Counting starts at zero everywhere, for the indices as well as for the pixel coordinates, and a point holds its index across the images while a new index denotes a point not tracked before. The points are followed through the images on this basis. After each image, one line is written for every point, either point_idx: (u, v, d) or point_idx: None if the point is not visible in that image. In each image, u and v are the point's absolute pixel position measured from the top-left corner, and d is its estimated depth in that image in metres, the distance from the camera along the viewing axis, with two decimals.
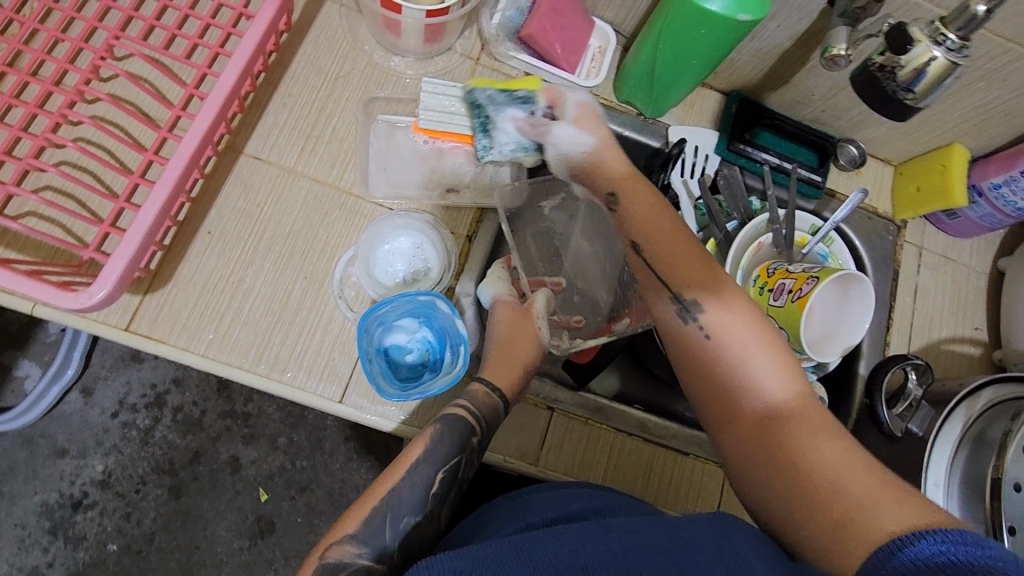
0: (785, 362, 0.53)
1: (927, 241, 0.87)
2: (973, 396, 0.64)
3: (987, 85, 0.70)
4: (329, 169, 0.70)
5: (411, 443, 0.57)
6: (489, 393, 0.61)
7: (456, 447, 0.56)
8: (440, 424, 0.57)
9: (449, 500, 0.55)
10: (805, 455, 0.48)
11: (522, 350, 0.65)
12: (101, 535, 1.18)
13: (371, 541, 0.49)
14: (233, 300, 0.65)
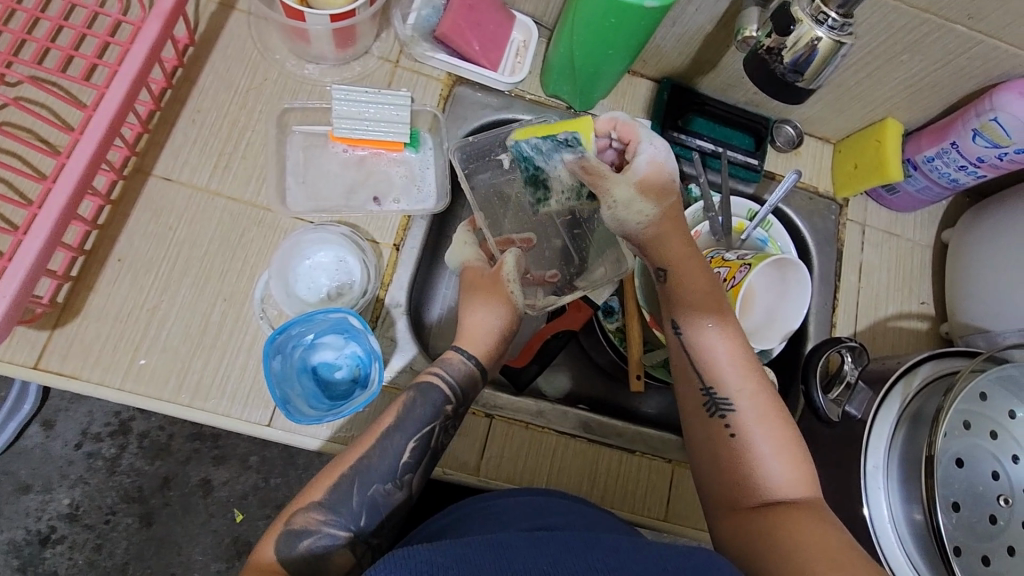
0: (788, 445, 0.56)
1: (870, 218, 0.86)
2: (909, 374, 0.64)
3: (910, 57, 0.68)
4: (244, 185, 0.67)
5: (385, 412, 0.58)
6: (465, 360, 0.61)
7: (429, 415, 0.58)
8: (414, 392, 0.58)
9: (422, 468, 0.57)
10: (793, 528, 0.49)
11: (493, 316, 0.64)
12: (72, 570, 1.15)
13: (340, 509, 0.53)
14: (148, 328, 0.62)
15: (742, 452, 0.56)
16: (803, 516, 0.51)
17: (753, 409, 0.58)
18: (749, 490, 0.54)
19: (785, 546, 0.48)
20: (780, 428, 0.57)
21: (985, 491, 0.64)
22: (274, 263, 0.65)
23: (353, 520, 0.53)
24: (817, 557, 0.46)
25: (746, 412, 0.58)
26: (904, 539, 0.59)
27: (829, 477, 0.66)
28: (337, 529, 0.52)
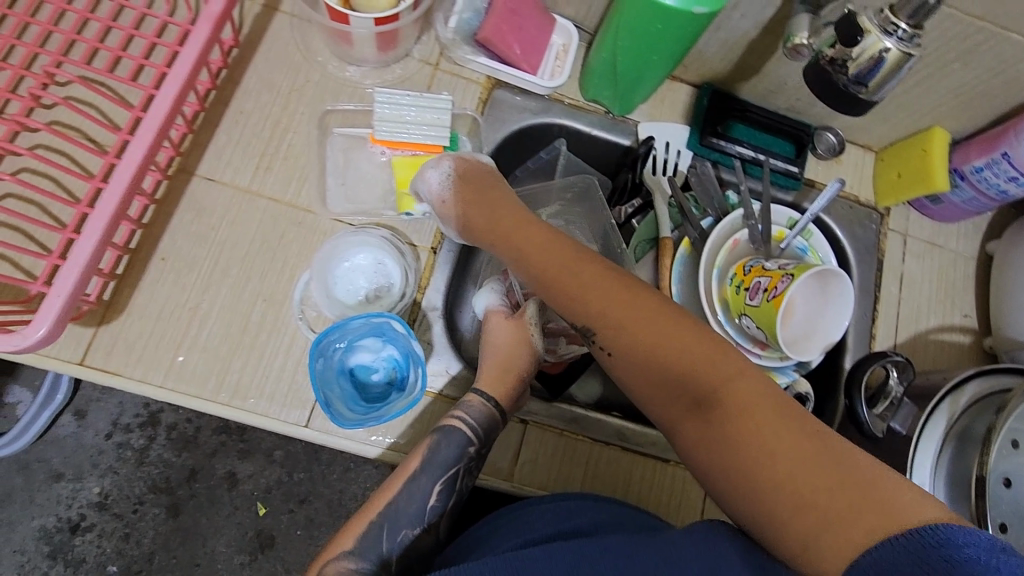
0: (699, 339, 0.51)
1: (912, 228, 0.84)
2: (957, 391, 0.62)
3: (963, 66, 0.66)
4: (285, 186, 0.68)
5: (411, 454, 0.60)
6: (485, 402, 0.62)
7: (454, 457, 0.59)
8: (436, 435, 0.60)
9: (449, 509, 0.59)
10: (751, 443, 0.46)
11: (518, 360, 0.66)
12: (101, 557, 1.17)
13: (369, 554, 0.55)
14: (190, 327, 0.63)
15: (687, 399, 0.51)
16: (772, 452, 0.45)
17: (627, 326, 0.53)
18: (687, 393, 0.50)
19: (756, 465, 0.45)
20: (644, 334, 0.52)
21: None
22: (314, 266, 0.65)
23: (382, 563, 0.55)
24: (791, 484, 0.43)
25: (665, 364, 0.51)
26: None
27: None
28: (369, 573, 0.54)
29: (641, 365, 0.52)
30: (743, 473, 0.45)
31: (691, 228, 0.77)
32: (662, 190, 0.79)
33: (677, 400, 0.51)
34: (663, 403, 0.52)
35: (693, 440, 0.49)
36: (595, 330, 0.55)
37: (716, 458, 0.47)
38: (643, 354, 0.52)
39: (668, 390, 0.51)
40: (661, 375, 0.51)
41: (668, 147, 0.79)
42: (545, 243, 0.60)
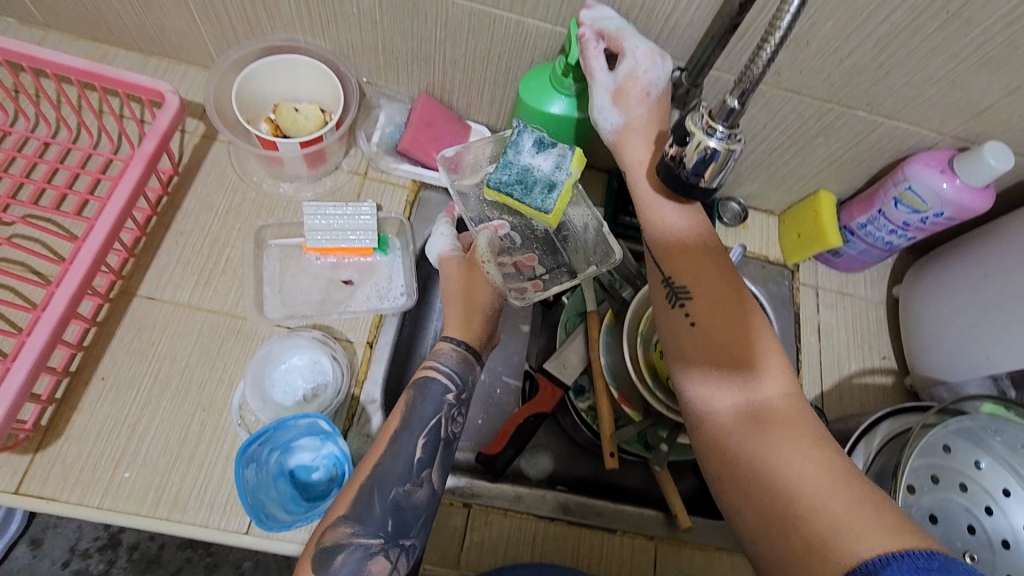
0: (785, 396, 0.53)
1: (822, 280, 0.91)
2: (872, 433, 0.69)
3: (826, 139, 0.75)
4: (223, 298, 0.72)
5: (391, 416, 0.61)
6: (455, 348, 0.65)
7: (433, 408, 0.61)
8: (415, 388, 0.62)
9: (436, 460, 0.60)
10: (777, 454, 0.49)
11: (478, 302, 0.69)
12: None
13: (365, 519, 0.54)
14: (129, 445, 0.65)
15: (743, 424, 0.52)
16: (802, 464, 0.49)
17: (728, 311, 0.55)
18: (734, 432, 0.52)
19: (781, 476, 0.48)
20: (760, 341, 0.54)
21: (963, 545, 0.64)
22: (249, 372, 0.68)
23: (378, 526, 0.55)
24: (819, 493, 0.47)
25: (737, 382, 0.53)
26: None
27: None
28: (366, 537, 0.54)
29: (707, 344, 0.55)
30: (767, 482, 0.49)
31: (614, 300, 0.83)
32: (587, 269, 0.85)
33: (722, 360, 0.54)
34: (706, 356, 0.55)
35: (714, 446, 0.53)
36: (690, 295, 0.57)
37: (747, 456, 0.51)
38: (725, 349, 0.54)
39: (722, 371, 0.54)
40: (719, 355, 0.54)
41: None
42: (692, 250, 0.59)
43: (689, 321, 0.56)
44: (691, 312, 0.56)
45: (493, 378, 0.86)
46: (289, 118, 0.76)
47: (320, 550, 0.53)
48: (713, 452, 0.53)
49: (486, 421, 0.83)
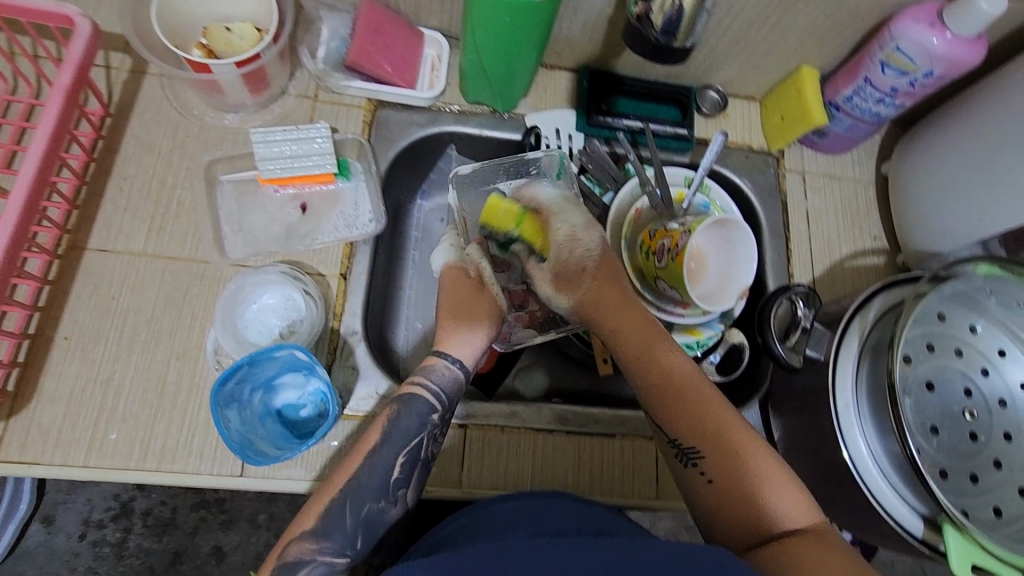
0: (790, 486, 0.53)
1: (808, 165, 0.87)
2: (865, 309, 0.65)
3: (806, 4, 0.70)
4: (181, 242, 0.67)
5: (369, 431, 0.57)
6: (449, 365, 0.61)
7: (417, 426, 0.57)
8: (398, 403, 0.57)
9: (414, 481, 0.57)
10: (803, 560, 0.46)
11: (476, 311, 0.65)
12: None
13: (333, 534, 0.50)
14: (105, 401, 0.62)
15: (745, 509, 0.52)
16: (812, 552, 0.47)
17: (748, 455, 0.54)
18: (755, 530, 0.51)
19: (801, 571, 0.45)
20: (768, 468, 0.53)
21: (960, 408, 0.65)
22: (217, 316, 0.64)
23: (346, 544, 0.51)
24: None
25: (721, 457, 0.54)
26: (886, 473, 0.59)
27: (809, 426, 0.66)
28: (332, 555, 0.49)
29: (731, 502, 0.53)
30: None
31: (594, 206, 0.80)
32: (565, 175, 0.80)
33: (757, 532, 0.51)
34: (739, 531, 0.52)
35: (731, 520, 0.53)
36: (698, 453, 0.55)
37: (774, 567, 0.47)
38: (749, 503, 0.52)
39: (710, 462, 0.55)
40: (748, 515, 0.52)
41: (559, 134, 0.82)
42: (652, 333, 0.62)
43: (705, 478, 0.55)
44: (705, 469, 0.55)
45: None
46: (222, 40, 0.69)
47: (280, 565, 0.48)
48: (730, 538, 0.53)
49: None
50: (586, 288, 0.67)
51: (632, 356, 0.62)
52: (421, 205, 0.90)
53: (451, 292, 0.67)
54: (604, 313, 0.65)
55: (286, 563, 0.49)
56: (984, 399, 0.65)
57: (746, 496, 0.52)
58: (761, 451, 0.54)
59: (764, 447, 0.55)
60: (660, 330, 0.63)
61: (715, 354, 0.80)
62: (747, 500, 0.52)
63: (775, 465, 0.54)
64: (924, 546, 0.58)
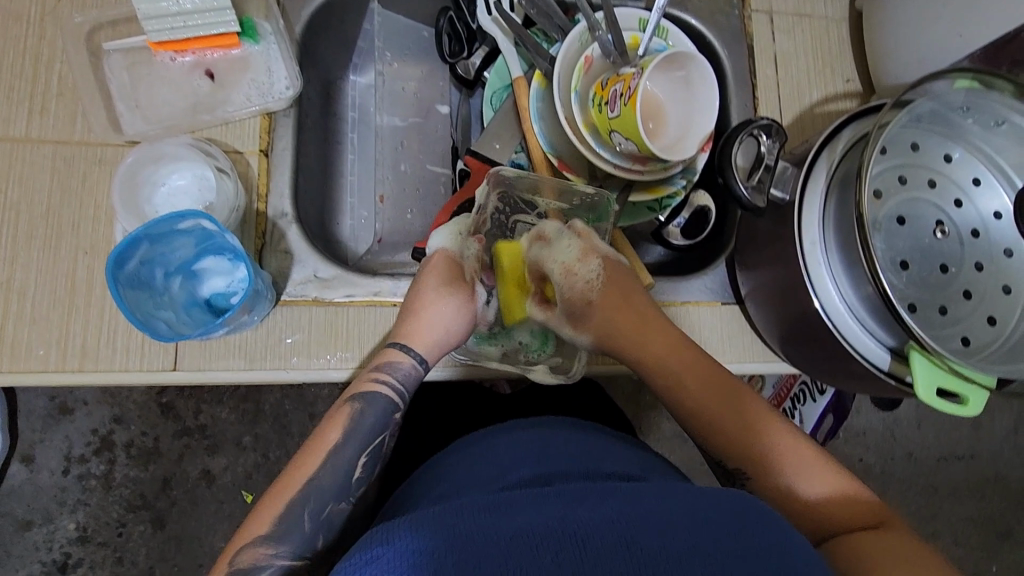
0: (818, 463, 0.53)
1: (776, 3, 0.79)
2: (834, 142, 0.59)
3: None
4: (69, 124, 0.59)
5: (324, 425, 0.55)
6: (416, 363, 0.58)
7: (379, 425, 0.55)
8: (359, 402, 0.55)
9: (371, 475, 0.56)
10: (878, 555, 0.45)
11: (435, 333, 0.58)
12: None
13: (287, 538, 0.50)
14: (9, 304, 0.56)
15: (785, 495, 0.51)
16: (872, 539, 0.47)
17: (773, 448, 0.53)
18: (802, 520, 0.50)
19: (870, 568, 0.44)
20: (796, 462, 0.52)
21: (932, 242, 0.61)
22: (114, 197, 0.56)
23: (305, 545, 0.51)
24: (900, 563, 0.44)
25: (757, 460, 0.53)
26: (855, 311, 0.57)
27: (774, 274, 0.63)
28: (290, 558, 0.50)
29: (776, 501, 0.51)
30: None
31: (541, 61, 0.70)
32: (504, 30, 0.71)
33: (816, 527, 0.50)
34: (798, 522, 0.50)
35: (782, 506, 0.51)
36: (744, 473, 0.54)
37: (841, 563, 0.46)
38: (793, 498, 0.51)
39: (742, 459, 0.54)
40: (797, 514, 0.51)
41: None
42: (665, 335, 0.59)
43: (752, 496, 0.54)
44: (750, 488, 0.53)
45: (415, 168, 0.82)
46: None
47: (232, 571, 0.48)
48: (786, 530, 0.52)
49: (416, 214, 0.81)
50: (594, 306, 0.61)
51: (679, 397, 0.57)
52: (354, 82, 0.81)
53: (434, 281, 0.60)
54: (607, 329, 0.60)
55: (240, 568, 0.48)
56: (957, 230, 0.62)
57: (785, 495, 0.51)
58: (788, 436, 0.54)
59: (797, 437, 0.54)
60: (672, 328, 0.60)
61: (681, 215, 0.76)
62: (784, 493, 0.51)
63: (805, 447, 0.53)
64: (891, 380, 0.57)
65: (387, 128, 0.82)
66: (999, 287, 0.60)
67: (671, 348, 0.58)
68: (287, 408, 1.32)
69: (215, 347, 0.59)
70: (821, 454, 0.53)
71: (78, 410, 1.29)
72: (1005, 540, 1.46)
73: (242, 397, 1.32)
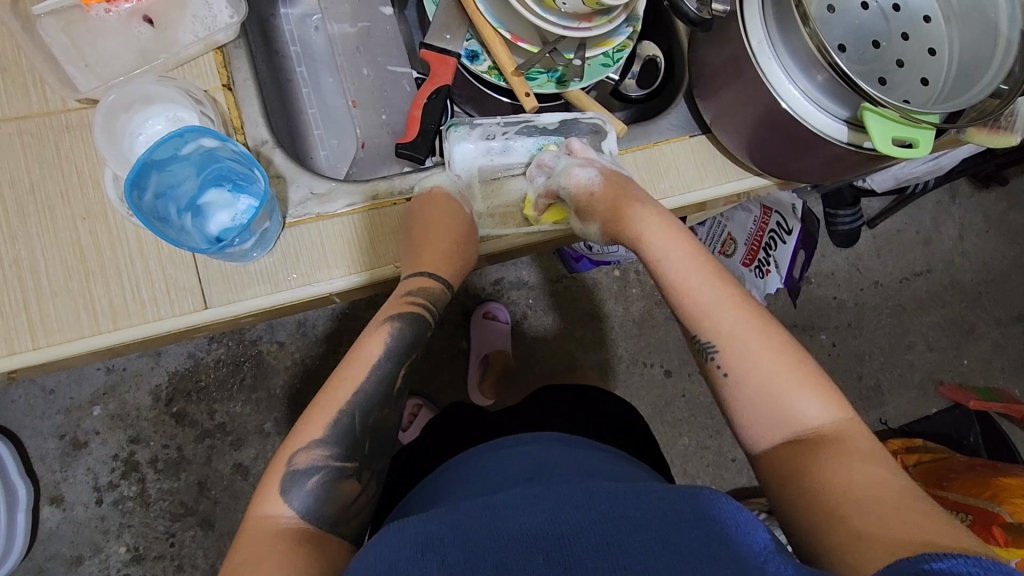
0: (825, 390, 0.60)
1: None
2: None
3: None
4: (24, 98, 0.59)
5: (364, 340, 0.63)
6: (441, 285, 0.66)
7: (412, 340, 0.63)
8: (397, 320, 0.63)
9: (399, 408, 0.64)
10: (840, 465, 0.54)
11: (439, 252, 0.66)
12: None
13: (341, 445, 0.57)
14: (25, 284, 0.57)
15: (752, 385, 0.60)
16: (843, 453, 0.55)
17: (768, 353, 0.61)
18: (781, 412, 0.59)
19: (858, 481, 0.53)
20: (783, 365, 0.60)
21: (863, 24, 0.67)
22: (97, 142, 0.57)
23: (351, 450, 0.58)
24: (881, 495, 0.51)
25: (742, 355, 0.61)
26: (809, 94, 0.63)
27: (733, 90, 0.68)
28: (341, 459, 0.57)
29: (740, 387, 0.61)
30: (848, 492, 0.52)
31: None
32: None
33: (773, 421, 0.59)
34: (759, 418, 0.60)
35: (745, 389, 0.61)
36: (717, 347, 0.62)
37: (816, 464, 0.55)
38: (769, 400, 0.59)
39: (731, 347, 0.62)
40: (768, 407, 0.59)
41: None
42: (689, 253, 0.67)
43: (722, 370, 0.62)
44: (722, 363, 0.62)
45: (378, 70, 0.82)
46: None
47: (291, 470, 0.55)
48: (744, 401, 0.61)
49: (390, 112, 0.81)
50: (582, 201, 0.70)
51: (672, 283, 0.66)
52: (286, 15, 0.81)
53: (438, 208, 0.67)
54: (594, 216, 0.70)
55: (299, 467, 0.56)
56: (881, 8, 0.67)
57: (792, 411, 0.59)
58: (802, 361, 0.61)
59: (814, 364, 0.61)
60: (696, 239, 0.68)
61: (633, 68, 0.83)
62: (767, 399, 0.59)
63: (811, 371, 0.61)
64: (851, 148, 0.63)
65: (339, 37, 0.82)
66: (926, 51, 0.67)
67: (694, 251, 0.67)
68: (298, 384, 1.33)
69: (238, 278, 0.61)
70: (829, 381, 0.61)
71: (92, 440, 1.27)
72: (972, 335, 1.61)
73: (253, 386, 1.32)
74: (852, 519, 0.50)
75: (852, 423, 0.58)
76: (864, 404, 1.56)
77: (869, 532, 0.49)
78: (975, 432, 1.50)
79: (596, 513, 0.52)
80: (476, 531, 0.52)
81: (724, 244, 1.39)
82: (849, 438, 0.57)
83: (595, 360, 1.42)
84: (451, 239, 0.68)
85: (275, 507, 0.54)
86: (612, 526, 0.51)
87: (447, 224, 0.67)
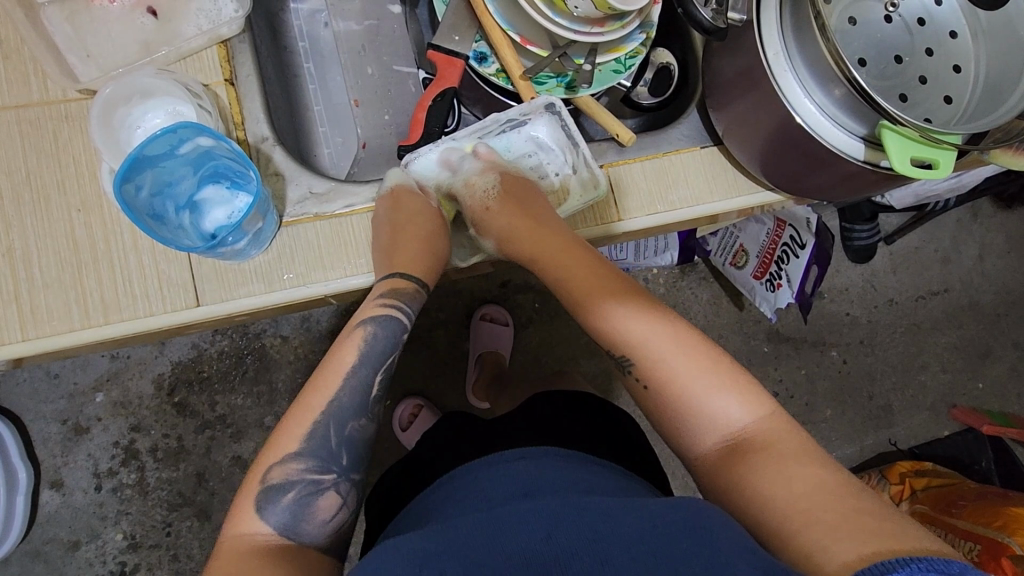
0: (754, 395, 0.60)
1: None
2: None
3: None
4: (26, 87, 0.58)
5: (341, 351, 0.61)
6: (418, 287, 0.64)
7: (388, 346, 0.62)
8: (371, 324, 0.61)
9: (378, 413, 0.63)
10: (768, 469, 0.54)
11: (409, 243, 0.64)
12: None
13: (318, 465, 0.58)
14: (18, 274, 0.56)
15: (661, 396, 0.62)
16: (769, 458, 0.55)
17: (692, 357, 0.62)
18: (703, 419, 0.60)
19: (788, 485, 0.53)
20: (695, 371, 0.61)
21: (884, 37, 0.65)
22: (94, 136, 0.56)
23: (332, 461, 0.58)
24: (809, 500, 0.52)
25: (657, 374, 0.62)
26: (825, 109, 0.61)
27: (747, 103, 0.66)
28: (317, 472, 0.57)
29: (666, 401, 0.61)
30: (777, 506, 0.52)
31: None
32: None
33: (700, 431, 0.60)
34: (689, 433, 0.60)
35: (662, 405, 0.62)
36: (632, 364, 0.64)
37: (747, 471, 0.55)
38: (696, 410, 0.60)
39: (652, 366, 0.62)
40: (688, 413, 0.60)
41: None
42: (599, 280, 0.67)
43: (643, 385, 0.63)
44: (641, 378, 0.63)
45: (385, 70, 0.81)
46: None
47: (278, 484, 0.56)
48: (665, 416, 0.62)
49: (395, 113, 0.80)
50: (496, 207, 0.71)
51: (595, 302, 0.66)
52: (296, 9, 0.80)
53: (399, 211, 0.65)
54: (516, 235, 0.70)
55: (273, 484, 0.56)
56: (906, 21, 0.65)
57: (719, 418, 0.59)
58: (731, 372, 0.61)
59: (734, 368, 0.61)
60: (622, 276, 0.68)
61: (645, 76, 0.81)
62: (686, 403, 0.60)
63: (731, 375, 0.61)
64: (867, 166, 0.61)
65: (347, 35, 0.81)
66: (951, 68, 0.64)
67: (607, 283, 0.66)
68: (298, 379, 1.32)
69: (232, 277, 0.60)
70: (752, 383, 0.61)
71: (93, 427, 1.27)
72: (989, 358, 1.56)
73: (254, 380, 1.31)
74: (805, 531, 0.50)
75: (774, 418, 0.59)
76: (874, 425, 1.52)
77: (815, 538, 0.49)
78: (987, 456, 1.43)
79: (592, 530, 0.50)
80: (472, 548, 0.50)
81: (735, 255, 1.35)
82: (774, 441, 0.57)
83: (599, 368, 1.40)
84: (421, 242, 0.66)
85: (254, 524, 0.55)
86: (599, 537, 0.50)
87: (413, 222, 0.66)
